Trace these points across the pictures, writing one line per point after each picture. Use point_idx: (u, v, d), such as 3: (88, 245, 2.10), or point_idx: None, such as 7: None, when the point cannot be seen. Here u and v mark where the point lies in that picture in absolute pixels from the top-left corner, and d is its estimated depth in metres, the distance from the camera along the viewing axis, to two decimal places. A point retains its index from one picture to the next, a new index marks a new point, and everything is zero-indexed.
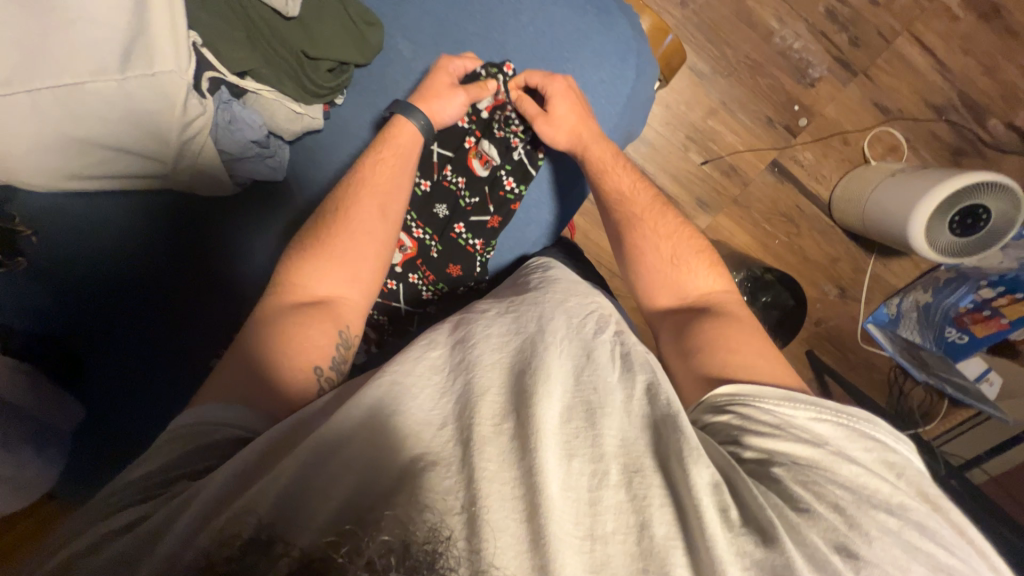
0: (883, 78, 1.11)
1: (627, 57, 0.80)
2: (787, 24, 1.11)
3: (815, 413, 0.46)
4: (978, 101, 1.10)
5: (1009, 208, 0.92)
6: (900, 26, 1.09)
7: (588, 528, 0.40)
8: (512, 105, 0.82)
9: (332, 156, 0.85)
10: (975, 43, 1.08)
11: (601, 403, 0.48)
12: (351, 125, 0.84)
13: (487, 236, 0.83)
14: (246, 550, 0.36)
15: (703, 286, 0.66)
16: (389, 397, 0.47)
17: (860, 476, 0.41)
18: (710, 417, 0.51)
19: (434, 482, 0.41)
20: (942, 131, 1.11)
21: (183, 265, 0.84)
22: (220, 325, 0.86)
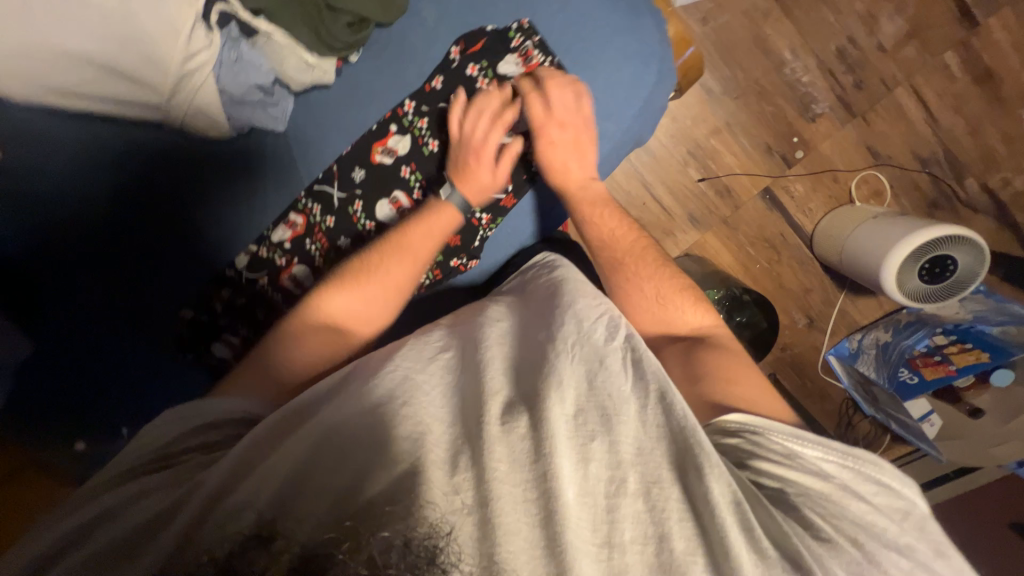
0: (878, 124, 1.16)
1: (649, 61, 0.80)
2: (798, 56, 1.14)
3: (822, 451, 0.50)
4: (960, 159, 1.15)
5: (977, 262, 0.99)
6: (902, 76, 1.13)
7: (604, 535, 0.46)
8: (546, 66, 0.78)
9: (338, 115, 0.81)
10: (967, 104, 1.12)
11: (615, 409, 0.51)
12: (364, 85, 0.81)
13: (495, 211, 0.83)
14: (244, 548, 0.38)
15: (693, 319, 0.68)
16: (403, 392, 0.53)
17: (867, 513, 0.47)
18: (718, 438, 0.54)
19: (441, 473, 0.47)
20: (924, 182, 1.17)
21: (155, 211, 0.81)
22: (183, 279, 0.83)
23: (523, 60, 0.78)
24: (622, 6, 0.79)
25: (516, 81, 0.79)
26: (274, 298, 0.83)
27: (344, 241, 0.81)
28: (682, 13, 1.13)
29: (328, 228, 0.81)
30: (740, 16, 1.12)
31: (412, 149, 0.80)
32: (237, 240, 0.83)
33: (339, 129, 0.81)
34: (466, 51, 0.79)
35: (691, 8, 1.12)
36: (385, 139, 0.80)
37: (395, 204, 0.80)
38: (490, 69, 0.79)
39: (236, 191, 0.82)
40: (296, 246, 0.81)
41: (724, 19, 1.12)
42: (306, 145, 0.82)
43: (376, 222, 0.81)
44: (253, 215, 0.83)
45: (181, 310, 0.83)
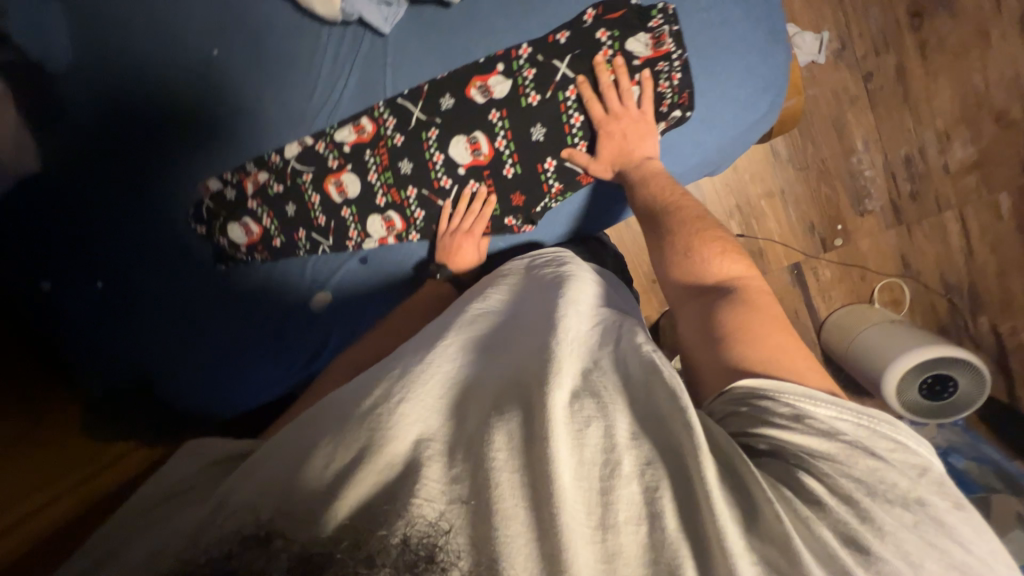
0: (919, 238, 1.19)
1: (768, 89, 0.79)
2: (869, 150, 1.15)
3: (836, 411, 0.47)
4: (980, 296, 1.19)
5: (975, 387, 1.00)
6: (955, 201, 1.15)
7: (599, 519, 0.41)
8: (674, 58, 0.76)
9: (449, 39, 0.78)
10: (1003, 246, 1.16)
11: (609, 398, 0.48)
12: (482, 15, 0.78)
13: (567, 185, 0.82)
14: (246, 549, 0.35)
15: (724, 270, 0.64)
16: (396, 381, 0.49)
17: (876, 469, 0.43)
18: (726, 409, 0.51)
19: (437, 468, 0.43)
20: (941, 306, 1.21)
21: (211, 79, 0.81)
22: (219, 152, 0.82)
23: (655, 41, 0.76)
24: (758, 34, 0.77)
25: (641, 64, 0.76)
26: (310, 201, 0.83)
27: (405, 168, 0.81)
28: None
29: (392, 148, 0.80)
30: (829, 92, 1.12)
31: (509, 96, 0.77)
32: (299, 129, 0.81)
33: (445, 53, 0.78)
34: (603, 17, 0.76)
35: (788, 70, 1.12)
36: (488, 75, 0.77)
37: (474, 147, 0.79)
38: (619, 43, 0.76)
39: (302, 79, 0.80)
40: (353, 154, 0.80)
41: (813, 91, 1.13)
42: (407, 58, 0.79)
43: (445, 158, 0.80)
44: (314, 107, 0.80)
45: (211, 180, 0.83)
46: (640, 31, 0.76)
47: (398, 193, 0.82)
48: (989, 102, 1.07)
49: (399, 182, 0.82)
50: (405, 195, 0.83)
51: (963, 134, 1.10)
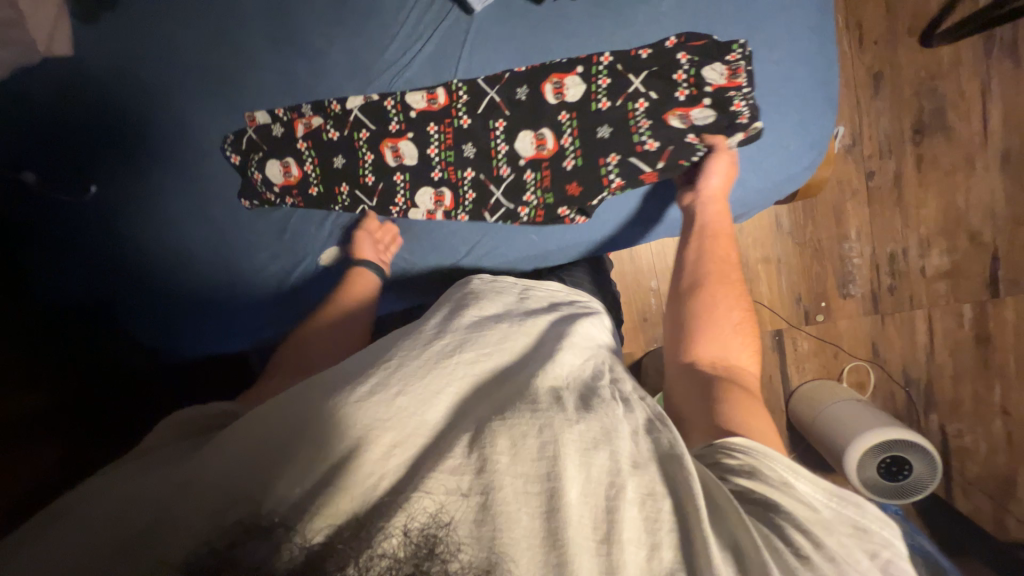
0: (889, 330, 1.28)
1: (812, 144, 0.81)
2: (860, 240, 1.25)
3: (816, 484, 0.47)
4: (934, 395, 1.28)
5: (926, 474, 1.06)
6: (926, 303, 1.25)
7: (604, 534, 0.42)
8: (746, 89, 0.75)
9: (537, 29, 0.79)
10: (961, 354, 1.26)
11: (613, 426, 0.50)
12: (569, 21, 0.79)
13: (628, 181, 0.79)
14: (250, 537, 0.36)
15: (739, 356, 0.64)
16: (398, 375, 0.51)
17: (846, 546, 0.42)
18: (716, 457, 0.51)
19: (443, 460, 0.44)
20: (899, 397, 1.30)
21: (279, 17, 0.82)
22: (270, 88, 0.84)
23: (730, 69, 0.75)
24: (818, 95, 0.79)
25: (713, 90, 0.75)
26: (362, 158, 0.84)
27: (467, 146, 0.81)
28: None
29: (458, 127, 0.81)
30: (834, 181, 1.23)
31: (582, 99, 0.78)
32: (365, 87, 0.83)
33: (531, 45, 0.80)
34: (685, 43, 0.76)
35: None
36: (565, 73, 0.78)
37: (539, 141, 0.80)
38: (695, 68, 0.76)
39: (371, 35, 0.82)
40: (417, 122, 0.82)
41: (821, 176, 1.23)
42: (492, 41, 0.80)
43: (510, 148, 0.81)
44: (378, 65, 0.82)
45: (253, 114, 0.85)
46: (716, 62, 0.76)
47: (454, 170, 0.83)
48: (967, 221, 1.19)
49: (459, 160, 0.82)
50: (461, 175, 0.83)
51: (941, 245, 1.21)
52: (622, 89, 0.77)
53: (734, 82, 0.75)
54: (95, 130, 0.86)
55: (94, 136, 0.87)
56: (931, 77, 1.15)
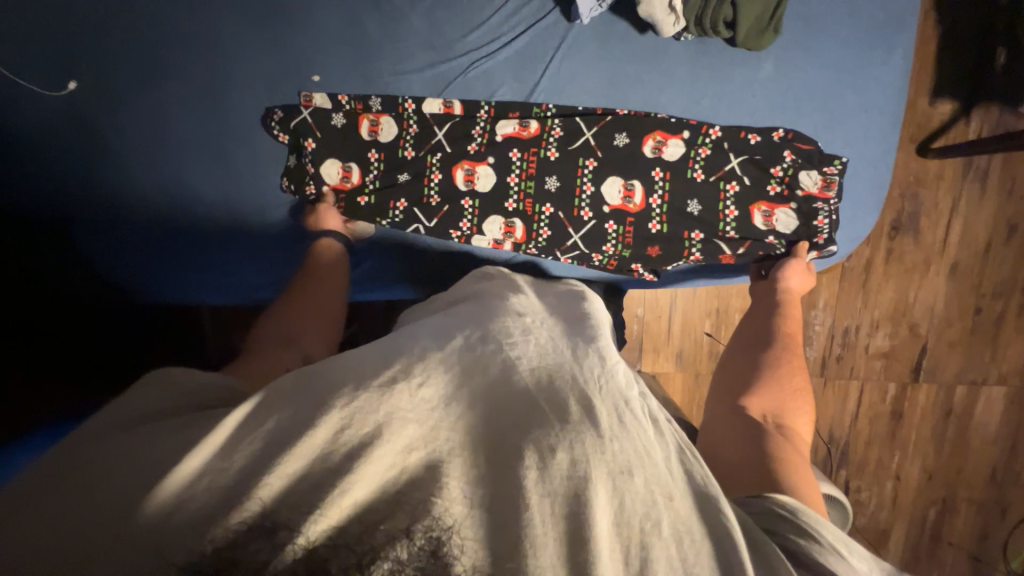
0: (827, 393, 1.44)
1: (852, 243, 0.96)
2: (824, 310, 1.39)
3: (867, 555, 0.49)
4: (849, 456, 1.47)
5: (840, 522, 1.22)
6: (861, 376, 1.42)
7: (638, 569, 0.42)
8: (832, 202, 0.88)
9: (630, 61, 0.88)
10: (877, 423, 1.45)
11: (644, 449, 0.50)
12: (664, 62, 0.88)
13: (707, 256, 0.90)
14: (253, 534, 0.40)
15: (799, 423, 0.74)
16: (416, 371, 0.51)
17: None
18: (765, 504, 0.55)
19: (459, 472, 0.45)
20: (821, 452, 1.47)
21: None
22: (336, 42, 0.89)
23: (822, 181, 0.88)
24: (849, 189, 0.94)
25: (803, 194, 0.88)
26: (430, 177, 0.89)
27: (555, 182, 0.88)
28: None
29: (542, 158, 0.88)
30: None
31: (678, 161, 0.87)
32: (441, 60, 0.89)
33: (621, 73, 0.89)
34: (792, 140, 0.88)
35: None
36: (671, 135, 0.87)
37: (628, 193, 0.88)
38: (794, 168, 0.88)
39: (462, 17, 0.88)
40: (500, 146, 0.88)
41: None
42: (586, 57, 0.88)
43: (595, 190, 0.88)
44: (459, 43, 0.88)
45: (310, 75, 0.91)
46: (813, 168, 0.88)
47: (531, 204, 0.88)
48: (911, 313, 1.37)
49: (537, 194, 0.88)
50: (538, 209, 0.89)
51: (886, 329, 1.38)
52: (715, 170, 0.88)
53: (824, 193, 0.88)
54: (111, 42, 0.92)
55: (109, 48, 0.92)
56: (916, 182, 1.30)
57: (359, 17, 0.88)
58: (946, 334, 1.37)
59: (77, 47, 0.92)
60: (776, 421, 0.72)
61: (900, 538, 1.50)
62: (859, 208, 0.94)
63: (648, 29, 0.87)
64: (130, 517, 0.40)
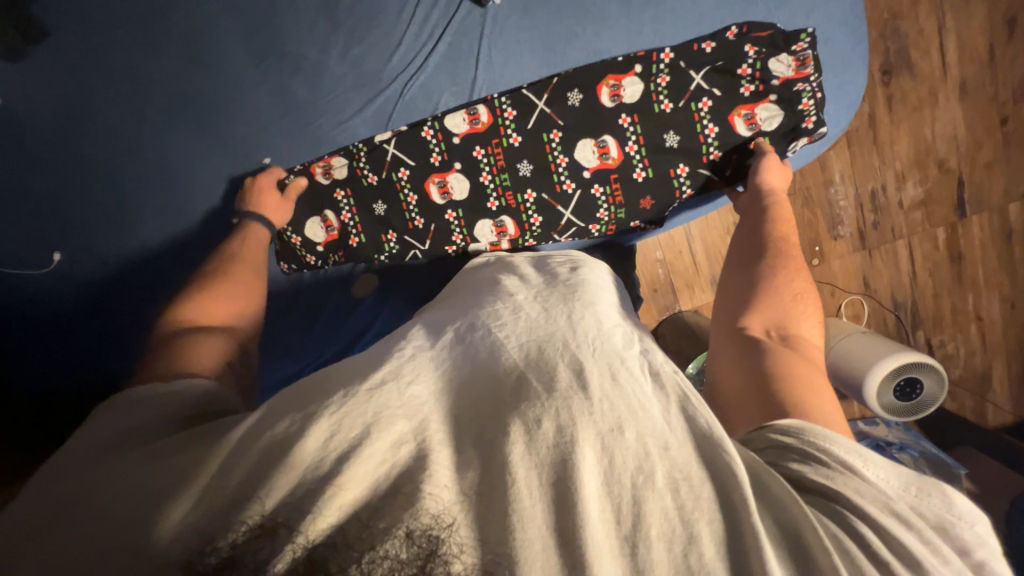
0: (876, 262, 1.38)
1: (844, 110, 0.90)
2: (844, 183, 1.32)
3: (880, 461, 0.48)
4: (920, 315, 1.41)
5: (936, 391, 1.16)
6: (905, 232, 1.35)
7: (630, 524, 0.44)
8: (812, 80, 0.84)
9: (559, 19, 0.83)
10: (938, 272, 1.37)
11: (639, 406, 0.50)
12: (591, 4, 0.83)
13: (697, 188, 0.89)
14: (254, 536, 0.42)
15: (807, 330, 0.68)
16: (406, 366, 0.52)
17: (907, 518, 0.44)
18: (771, 434, 0.53)
19: (449, 464, 0.46)
20: (891, 321, 1.41)
21: (272, 48, 0.85)
22: (272, 118, 0.88)
23: (796, 62, 0.83)
24: (827, 54, 0.87)
25: (779, 83, 0.84)
26: (406, 201, 0.88)
27: (527, 165, 0.86)
28: None
29: (507, 147, 0.86)
30: None
31: (641, 99, 0.84)
32: (375, 93, 0.87)
33: (553, 34, 0.84)
34: (748, 33, 0.83)
35: None
36: (623, 75, 0.83)
37: (603, 150, 0.85)
38: (761, 60, 0.83)
39: (378, 44, 0.85)
40: (462, 149, 0.86)
41: None
42: (511, 35, 0.84)
43: (569, 160, 0.86)
44: (385, 69, 0.86)
45: (262, 157, 0.90)
46: (782, 53, 0.83)
47: (513, 196, 0.88)
48: (935, 151, 1.28)
49: (515, 184, 0.87)
50: (521, 199, 0.88)
51: (915, 176, 1.30)
52: (682, 93, 0.84)
53: (801, 75, 0.83)
54: (65, 202, 0.92)
55: (67, 207, 0.92)
56: (893, 17, 1.20)
57: (285, 86, 0.87)
58: (979, 157, 1.28)
59: (41, 221, 0.92)
60: (781, 333, 0.67)
61: (1002, 375, 1.43)
62: (843, 70, 0.88)
63: None
64: (144, 544, 0.42)
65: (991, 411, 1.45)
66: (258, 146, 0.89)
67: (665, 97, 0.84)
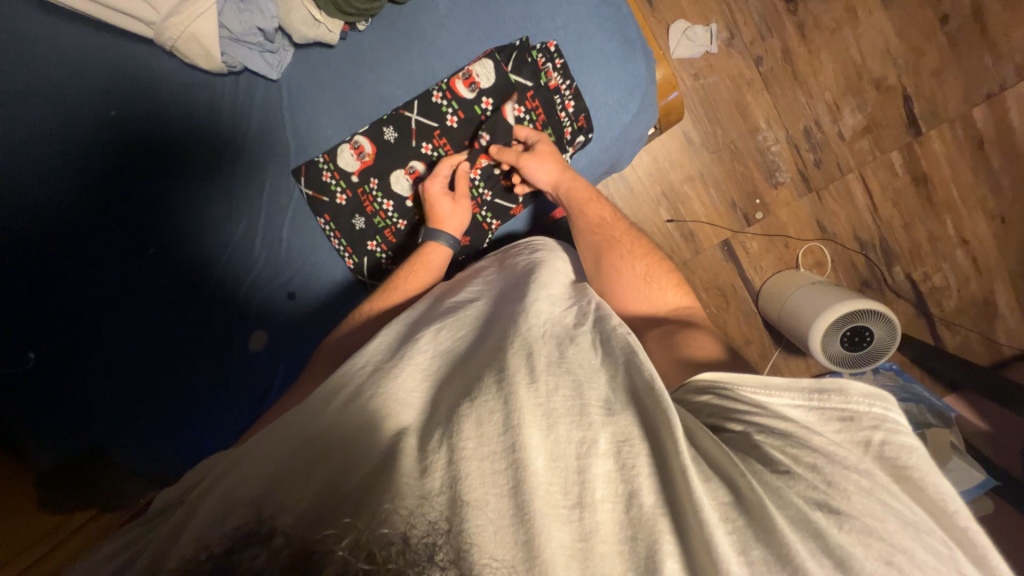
0: (829, 203, 1.27)
1: (634, 92, 0.84)
2: (771, 127, 1.24)
3: (794, 400, 0.45)
4: (892, 249, 1.27)
5: (889, 336, 1.08)
6: (855, 164, 1.24)
7: (576, 498, 0.42)
8: (565, 87, 0.84)
9: (343, 75, 0.84)
10: (902, 201, 1.25)
11: (587, 378, 0.50)
12: (365, 55, 0.84)
13: (503, 219, 0.91)
14: (234, 544, 0.33)
15: (674, 302, 0.74)
16: (373, 380, 0.51)
17: (829, 444, 0.41)
18: (693, 397, 0.52)
19: (413, 458, 0.42)
20: (859, 262, 1.28)
21: (114, 124, 0.79)
22: (141, 192, 0.81)
23: (540, 68, 0.83)
24: (617, 41, 0.83)
25: (535, 100, 0.85)
26: (369, 200, 0.86)
27: (338, 244, 0.87)
28: (678, 65, 1.22)
29: (337, 207, 0.86)
30: (726, 78, 1.22)
31: (424, 154, 0.86)
32: (223, 157, 0.84)
33: (341, 90, 0.84)
34: (494, 59, 0.83)
35: (686, 62, 1.22)
36: (394, 142, 0.84)
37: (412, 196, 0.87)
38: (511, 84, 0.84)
39: (223, 97, 0.83)
40: (298, 216, 0.86)
41: (713, 79, 1.22)
42: (304, 103, 0.84)
43: (393, 204, 0.87)
44: (235, 119, 0.83)
45: (137, 226, 0.82)
46: (527, 69, 0.83)
47: (357, 249, 0.87)
48: (868, 71, 1.20)
49: (354, 239, 0.87)
50: (367, 251, 0.87)
51: (851, 104, 1.22)
52: (461, 137, 0.86)
53: (554, 85, 0.84)
54: None
55: None
56: None
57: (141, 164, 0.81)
58: (924, 65, 1.19)
59: None
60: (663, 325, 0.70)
61: (1006, 300, 1.26)
62: (634, 68, 0.84)
63: (315, 47, 0.83)
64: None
65: (1002, 342, 1.27)
66: (178, 159, 0.82)
67: (445, 140, 0.86)
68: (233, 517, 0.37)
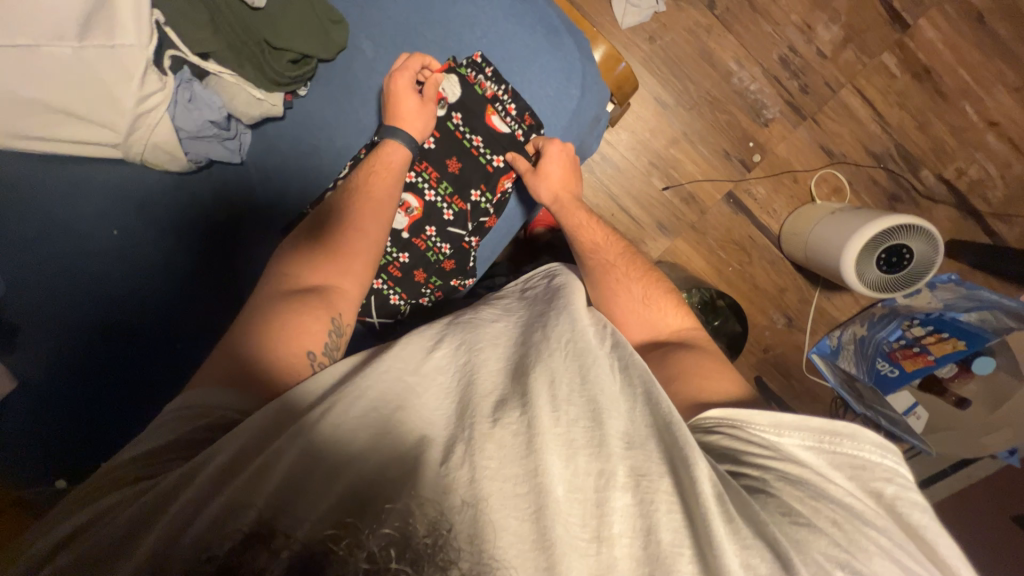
0: (828, 124, 1.19)
1: (570, 76, 0.85)
2: (744, 66, 1.19)
3: (806, 443, 0.47)
4: (913, 154, 1.17)
5: (930, 250, 0.99)
6: (845, 78, 1.17)
7: (594, 530, 0.40)
8: (501, 92, 0.85)
9: (297, 142, 0.89)
10: (909, 100, 1.15)
11: (607, 405, 0.48)
12: (312, 117, 0.89)
13: (482, 234, 0.90)
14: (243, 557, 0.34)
15: (674, 323, 0.72)
16: (394, 387, 0.49)
17: (843, 495, 0.43)
18: (702, 437, 0.52)
19: (434, 470, 0.42)
20: (881, 177, 1.19)
21: (121, 243, 0.87)
22: (161, 295, 0.88)
23: (474, 82, 0.84)
24: (540, 32, 0.84)
25: (484, 108, 0.86)
26: None
27: None
28: (631, 33, 1.20)
29: None
30: (682, 32, 1.19)
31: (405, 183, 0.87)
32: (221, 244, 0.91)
33: (300, 156, 0.90)
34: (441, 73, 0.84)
35: (638, 28, 1.19)
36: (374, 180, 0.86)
37: (404, 208, 0.86)
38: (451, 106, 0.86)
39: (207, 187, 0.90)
40: None
41: (671, 36, 1.19)
42: (272, 179, 0.90)
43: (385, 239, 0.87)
44: (219, 207, 0.90)
45: (161, 324, 0.88)
46: (456, 80, 0.84)
47: None
48: None
49: None
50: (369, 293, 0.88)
51: (822, 18, 1.15)
52: (439, 154, 0.87)
53: (491, 92, 0.85)
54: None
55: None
56: None
57: (154, 266, 0.88)
58: None
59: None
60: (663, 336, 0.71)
61: None
62: (564, 52, 0.84)
63: (266, 123, 0.89)
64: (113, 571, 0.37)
65: None
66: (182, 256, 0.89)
67: (425, 163, 0.86)
68: (236, 524, 0.37)
